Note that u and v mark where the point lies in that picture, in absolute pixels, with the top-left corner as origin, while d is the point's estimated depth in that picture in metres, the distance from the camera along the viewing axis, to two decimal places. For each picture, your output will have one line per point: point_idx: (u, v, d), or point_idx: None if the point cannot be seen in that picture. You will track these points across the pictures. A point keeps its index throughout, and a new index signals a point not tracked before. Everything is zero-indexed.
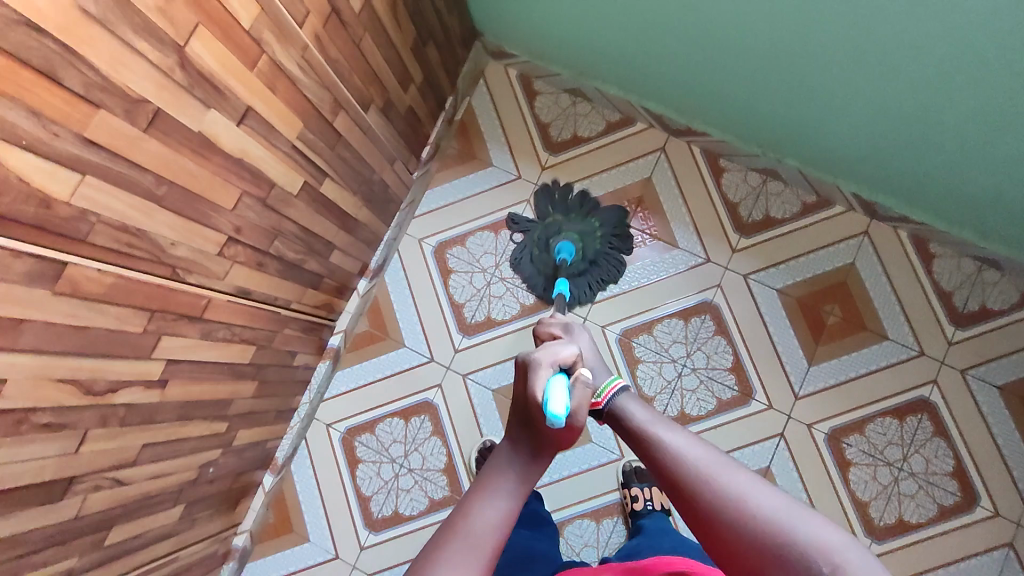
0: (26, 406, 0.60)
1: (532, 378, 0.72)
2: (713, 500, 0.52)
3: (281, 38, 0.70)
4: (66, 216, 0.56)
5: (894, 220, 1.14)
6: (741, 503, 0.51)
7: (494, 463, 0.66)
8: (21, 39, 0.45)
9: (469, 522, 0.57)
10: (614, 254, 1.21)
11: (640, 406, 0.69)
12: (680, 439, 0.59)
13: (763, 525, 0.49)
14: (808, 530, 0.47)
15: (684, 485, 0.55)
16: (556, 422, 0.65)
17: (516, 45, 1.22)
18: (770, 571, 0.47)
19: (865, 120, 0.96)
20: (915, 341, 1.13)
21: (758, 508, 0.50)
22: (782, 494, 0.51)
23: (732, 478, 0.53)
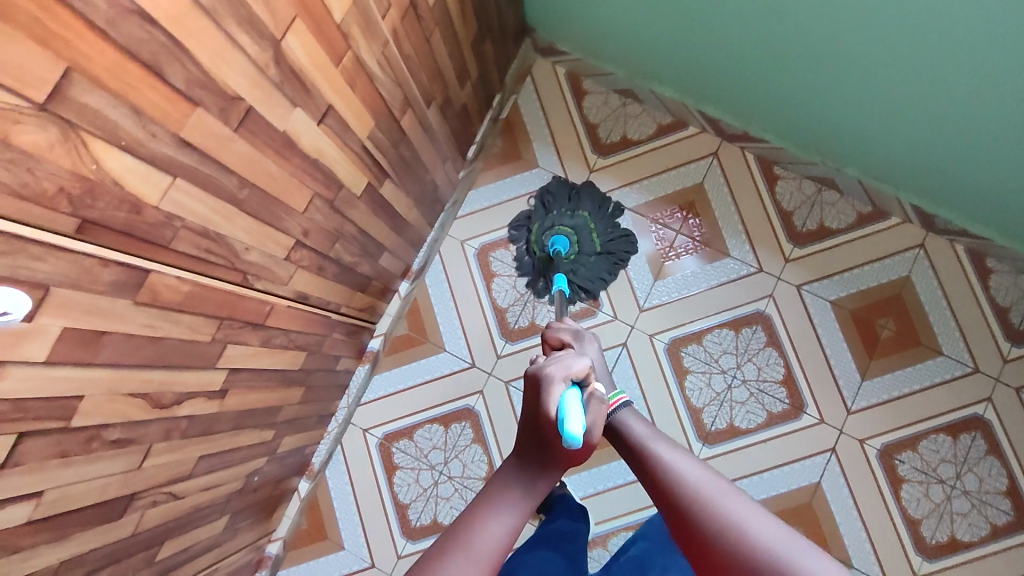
0: (98, 423, 0.56)
1: (544, 386, 0.60)
2: (713, 529, 0.45)
3: (366, 32, 0.66)
4: (154, 221, 0.51)
5: (952, 234, 1.12)
6: (746, 536, 0.44)
7: (500, 472, 0.56)
8: (132, 31, 0.41)
9: (472, 540, 0.48)
10: (611, 241, 1.19)
11: (640, 420, 0.63)
12: (678, 458, 0.52)
13: (769, 563, 0.42)
14: (819, 574, 0.40)
15: (682, 507, 0.48)
16: (572, 444, 0.55)
17: (568, 43, 1.19)
18: None
19: (940, 132, 0.92)
20: (970, 357, 1.11)
21: (763, 543, 0.43)
22: (790, 530, 0.44)
23: (737, 506, 0.46)
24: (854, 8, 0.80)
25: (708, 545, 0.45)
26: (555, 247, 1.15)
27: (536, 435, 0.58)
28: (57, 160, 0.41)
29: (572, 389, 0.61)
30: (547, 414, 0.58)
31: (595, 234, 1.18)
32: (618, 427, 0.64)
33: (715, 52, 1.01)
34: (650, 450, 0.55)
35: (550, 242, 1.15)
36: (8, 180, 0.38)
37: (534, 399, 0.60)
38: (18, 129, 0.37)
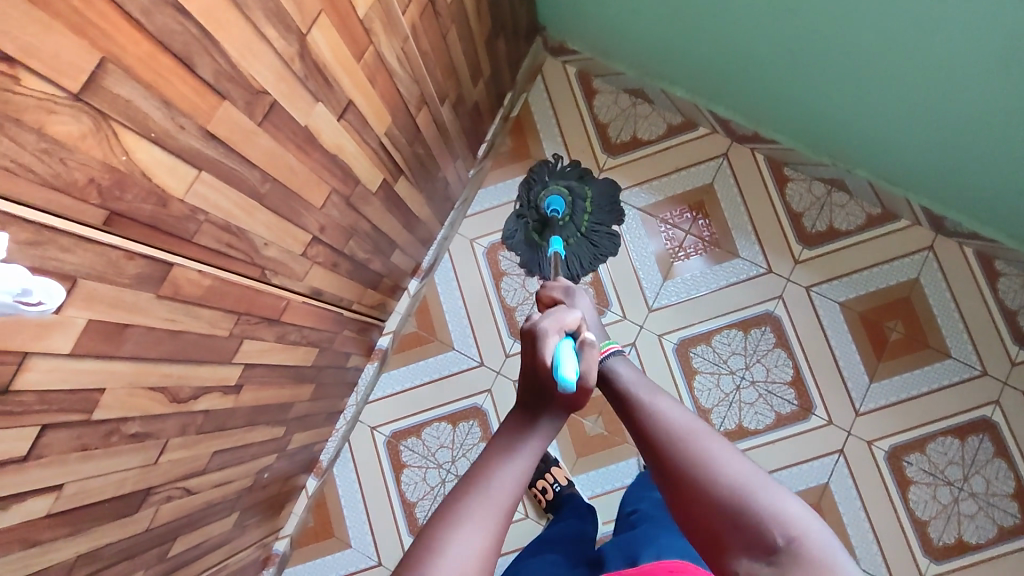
0: (118, 416, 0.56)
1: (540, 333, 0.65)
2: (685, 464, 0.51)
3: (387, 28, 0.66)
4: (179, 214, 0.51)
5: (962, 237, 1.12)
6: (713, 470, 0.49)
7: (508, 423, 0.59)
8: (165, 22, 0.41)
9: (491, 480, 0.51)
10: (600, 227, 1.20)
11: (626, 364, 0.68)
12: (659, 402, 0.58)
13: (731, 493, 0.47)
14: (774, 502, 0.46)
15: (659, 446, 0.53)
16: (566, 388, 0.60)
17: (580, 42, 1.19)
18: (730, 535, 0.47)
19: (952, 134, 0.92)
20: (978, 360, 1.12)
21: (728, 476, 0.48)
22: (754, 464, 0.49)
23: (708, 444, 0.51)
24: (869, 10, 0.80)
25: (679, 478, 0.51)
26: (551, 207, 1.18)
27: (533, 381, 0.62)
28: (88, 151, 0.40)
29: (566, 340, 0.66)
30: (543, 362, 0.62)
31: (587, 214, 1.20)
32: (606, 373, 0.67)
33: (727, 53, 1.01)
34: (633, 396, 0.60)
35: (547, 201, 1.18)
36: (41, 170, 0.38)
37: (530, 346, 0.65)
38: (53, 119, 0.37)
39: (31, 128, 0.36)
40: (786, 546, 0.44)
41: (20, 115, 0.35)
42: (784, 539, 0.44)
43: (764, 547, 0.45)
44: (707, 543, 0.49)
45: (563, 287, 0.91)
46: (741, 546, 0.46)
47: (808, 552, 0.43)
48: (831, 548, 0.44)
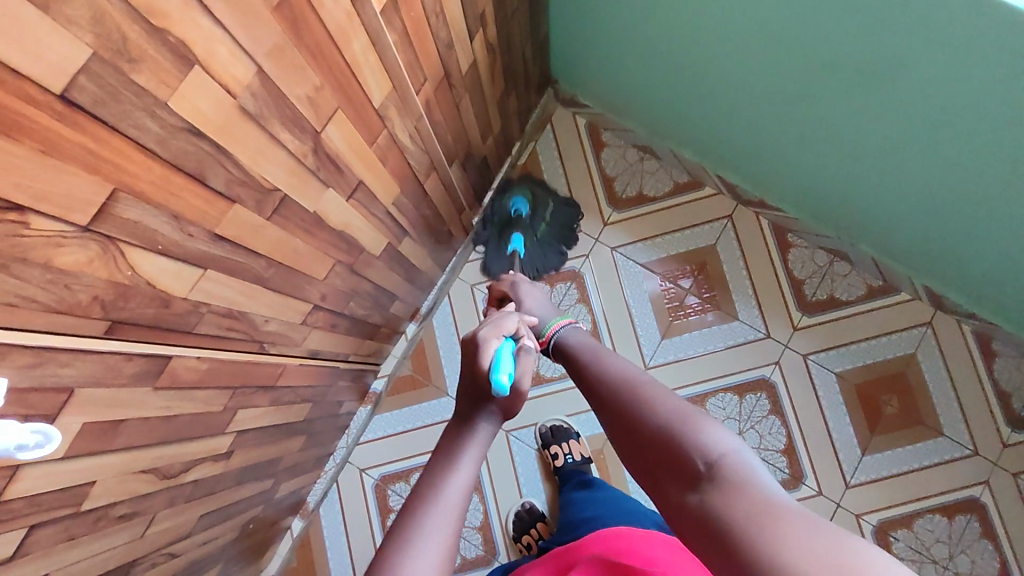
0: (107, 501, 0.55)
1: (479, 340, 0.64)
2: (622, 407, 0.52)
3: (400, 110, 0.65)
4: (181, 311, 0.51)
5: (960, 315, 1.12)
6: (644, 409, 0.50)
7: (449, 428, 0.58)
8: (180, 146, 0.40)
9: (438, 496, 0.50)
10: (557, 224, 1.23)
11: (579, 331, 0.72)
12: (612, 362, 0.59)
13: (661, 428, 0.47)
14: (704, 431, 0.45)
15: (604, 397, 0.55)
16: (500, 392, 0.59)
17: (591, 95, 1.19)
18: (664, 475, 0.45)
19: (958, 223, 0.92)
20: (970, 439, 1.12)
21: (660, 412, 0.49)
22: (689, 405, 0.49)
23: (646, 388, 0.52)
24: (873, 99, 0.81)
25: (619, 421, 0.51)
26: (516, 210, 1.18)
27: (470, 389, 0.61)
28: (93, 273, 0.40)
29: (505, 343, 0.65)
30: (480, 366, 0.61)
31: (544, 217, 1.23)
32: (559, 345, 0.72)
33: (728, 120, 1.02)
34: (585, 362, 0.62)
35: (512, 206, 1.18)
36: (45, 298, 0.37)
37: (469, 353, 0.64)
38: (60, 251, 0.36)
39: (37, 263, 0.36)
40: (710, 471, 0.43)
41: (27, 254, 0.34)
42: (705, 465, 0.43)
43: (690, 475, 0.43)
44: (646, 484, 0.47)
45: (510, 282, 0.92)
46: (671, 476, 0.45)
47: (729, 472, 0.42)
48: (760, 474, 0.42)
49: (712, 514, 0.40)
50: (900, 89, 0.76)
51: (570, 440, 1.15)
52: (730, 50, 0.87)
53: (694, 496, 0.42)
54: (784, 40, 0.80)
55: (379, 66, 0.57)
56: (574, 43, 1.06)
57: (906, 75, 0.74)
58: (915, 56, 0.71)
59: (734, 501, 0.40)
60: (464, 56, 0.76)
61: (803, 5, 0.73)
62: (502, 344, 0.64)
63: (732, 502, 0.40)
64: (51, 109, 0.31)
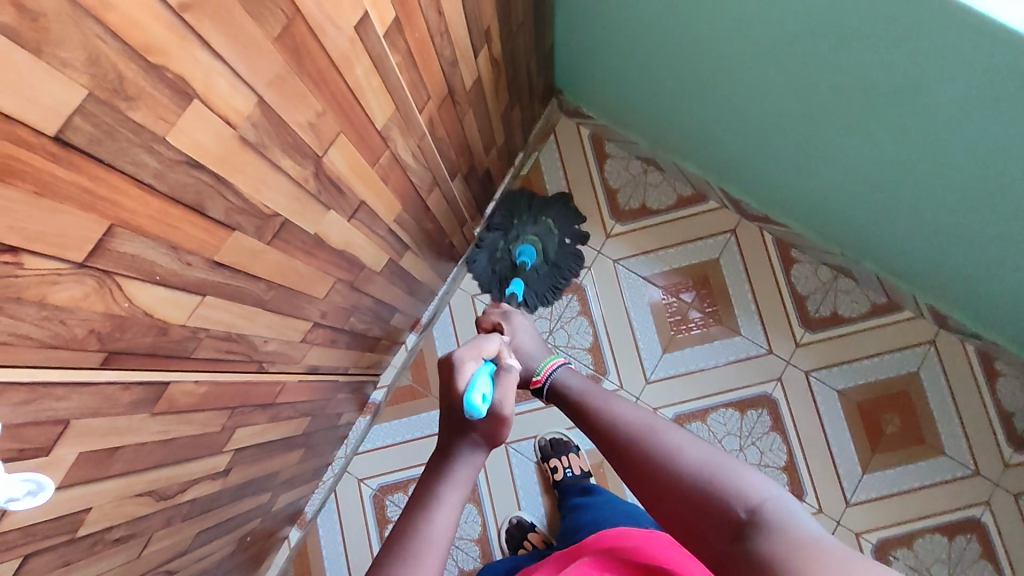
0: (103, 526, 0.55)
1: (455, 360, 0.61)
2: (648, 455, 0.52)
3: (403, 130, 0.64)
4: (179, 337, 0.50)
5: (964, 334, 1.11)
6: (670, 456, 0.51)
7: (431, 463, 0.57)
8: (179, 179, 0.40)
9: (420, 539, 0.49)
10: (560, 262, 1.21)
11: (575, 375, 0.73)
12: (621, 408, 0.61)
13: (691, 476, 0.48)
14: (737, 478, 0.47)
15: (624, 444, 0.56)
16: (475, 415, 0.57)
17: (595, 107, 1.18)
18: (700, 521, 0.46)
19: (967, 245, 0.91)
20: (972, 459, 1.11)
21: (689, 460, 0.50)
22: (716, 450, 0.51)
23: (668, 434, 0.54)
24: (879, 121, 0.80)
25: (648, 471, 0.52)
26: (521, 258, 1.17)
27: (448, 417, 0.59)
28: (89, 307, 0.39)
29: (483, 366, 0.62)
30: (456, 388, 0.59)
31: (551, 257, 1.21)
32: (557, 386, 0.72)
33: (732, 135, 1.01)
34: (597, 408, 0.63)
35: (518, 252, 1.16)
36: (40, 334, 0.37)
37: (444, 375, 0.61)
38: (55, 288, 0.36)
39: (32, 301, 0.35)
40: (750, 518, 0.44)
41: (21, 293, 0.34)
42: (746, 512, 0.44)
43: (731, 524, 0.44)
44: (684, 534, 0.48)
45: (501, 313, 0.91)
46: (711, 526, 0.46)
47: (772, 517, 0.43)
48: (799, 514, 0.44)
49: (762, 561, 0.41)
50: (911, 112, 0.75)
51: (569, 454, 1.15)
52: (737, 68, 0.86)
53: (739, 545, 0.43)
54: (792, 60, 0.79)
55: (383, 89, 0.56)
56: (579, 56, 1.05)
57: (916, 98, 0.73)
58: (923, 79, 0.70)
59: (782, 547, 0.40)
60: (468, 73, 0.75)
61: (812, 27, 0.73)
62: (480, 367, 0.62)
63: (777, 547, 0.41)
64: (46, 150, 0.30)
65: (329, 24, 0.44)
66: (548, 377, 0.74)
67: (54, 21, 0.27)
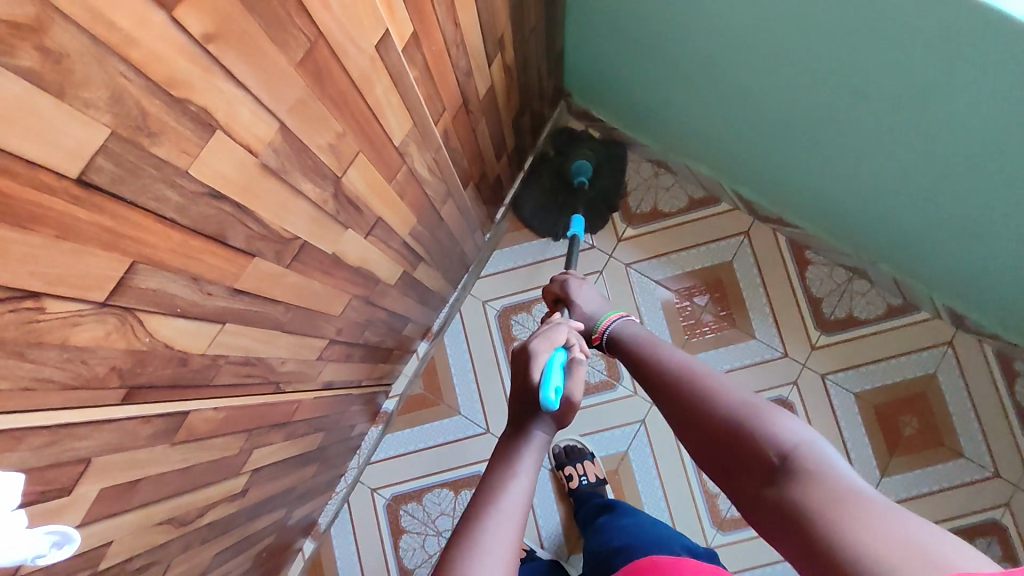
0: (124, 558, 0.53)
1: (529, 351, 0.63)
2: (687, 398, 0.51)
3: (420, 145, 0.63)
4: (199, 366, 0.49)
5: (981, 334, 1.10)
6: (710, 400, 0.50)
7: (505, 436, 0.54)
8: (201, 211, 0.38)
9: (499, 500, 0.45)
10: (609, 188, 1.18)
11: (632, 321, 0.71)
12: (667, 351, 0.59)
13: (727, 420, 0.47)
14: (774, 421, 0.45)
15: (664, 386, 0.55)
16: (547, 407, 0.56)
17: (605, 109, 1.16)
18: (737, 464, 0.46)
19: (992, 247, 0.89)
20: (991, 461, 1.10)
21: (728, 403, 0.48)
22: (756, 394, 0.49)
23: (707, 378, 0.52)
24: (899, 126, 0.79)
25: (688, 413, 0.51)
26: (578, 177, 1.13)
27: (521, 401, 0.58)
28: (111, 345, 0.38)
29: (555, 355, 0.63)
30: (531, 379, 0.60)
31: (600, 188, 1.17)
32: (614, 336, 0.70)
33: (746, 137, 1.00)
34: (640, 356, 0.62)
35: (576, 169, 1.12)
36: (62, 377, 0.35)
37: (518, 364, 0.62)
38: (76, 329, 0.34)
39: (53, 345, 0.34)
40: (784, 462, 0.42)
41: (42, 338, 0.32)
42: (779, 457, 0.43)
43: (763, 467, 0.43)
44: (719, 477, 0.47)
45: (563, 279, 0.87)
46: (745, 468, 0.45)
47: (805, 464, 0.42)
48: (834, 461, 0.42)
49: (791, 505, 0.40)
50: (938, 116, 0.73)
51: (585, 461, 1.14)
52: (754, 72, 0.85)
53: (770, 487, 0.42)
54: (811, 65, 0.78)
55: (401, 106, 0.55)
56: (589, 59, 1.04)
57: (943, 103, 0.71)
58: (947, 85, 0.69)
59: (811, 492, 0.39)
60: (482, 82, 0.74)
61: (833, 32, 0.71)
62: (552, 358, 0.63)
63: (806, 492, 0.39)
64: (68, 193, 0.29)
65: (350, 45, 0.43)
66: (606, 330, 0.73)
67: (76, 61, 0.26)
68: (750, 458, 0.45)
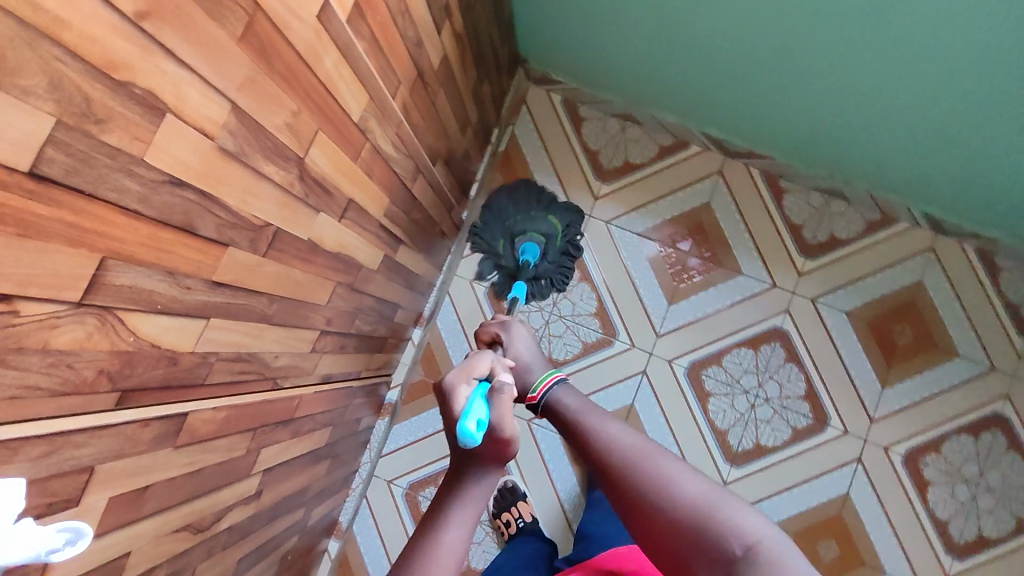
0: (146, 568, 0.53)
1: (448, 389, 0.59)
2: (645, 491, 0.51)
3: (381, 120, 0.63)
4: (190, 364, 0.49)
5: (961, 235, 1.11)
6: (669, 493, 0.50)
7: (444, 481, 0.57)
8: (164, 200, 0.38)
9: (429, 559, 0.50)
10: (562, 268, 1.16)
11: (570, 393, 0.68)
12: (609, 429, 0.59)
13: (693, 514, 0.49)
14: (735, 517, 0.48)
15: (616, 474, 0.54)
16: (469, 443, 0.55)
17: (563, 72, 1.16)
18: (701, 559, 0.47)
19: (960, 148, 0.90)
20: (986, 356, 1.12)
21: (688, 498, 0.50)
22: (713, 485, 0.51)
23: (663, 466, 0.53)
24: (848, 41, 0.79)
25: (645, 506, 0.51)
26: (525, 256, 1.12)
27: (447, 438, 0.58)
28: (94, 347, 0.38)
29: (477, 389, 0.60)
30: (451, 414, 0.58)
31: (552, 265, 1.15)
32: (552, 406, 0.67)
33: (702, 77, 1.00)
34: (584, 424, 0.61)
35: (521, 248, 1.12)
36: (50, 383, 0.35)
37: (440, 408, 0.59)
38: (55, 332, 0.34)
39: (35, 349, 0.33)
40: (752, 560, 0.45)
41: (21, 343, 0.32)
42: (743, 550, 0.46)
43: (733, 566, 0.46)
44: (668, 559, 0.49)
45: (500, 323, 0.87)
46: (704, 559, 0.47)
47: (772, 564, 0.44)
48: (793, 557, 0.45)
49: None
50: (885, 25, 0.74)
51: None
52: (700, 10, 0.85)
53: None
54: None
55: (354, 79, 0.54)
56: (538, 21, 1.03)
57: (885, 11, 0.72)
58: None
59: None
60: (434, 52, 0.73)
61: None
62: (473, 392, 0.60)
63: None
64: (23, 188, 0.29)
65: (291, 16, 0.43)
66: (546, 392, 0.70)
67: (8, 48, 0.26)
68: (716, 558, 0.47)
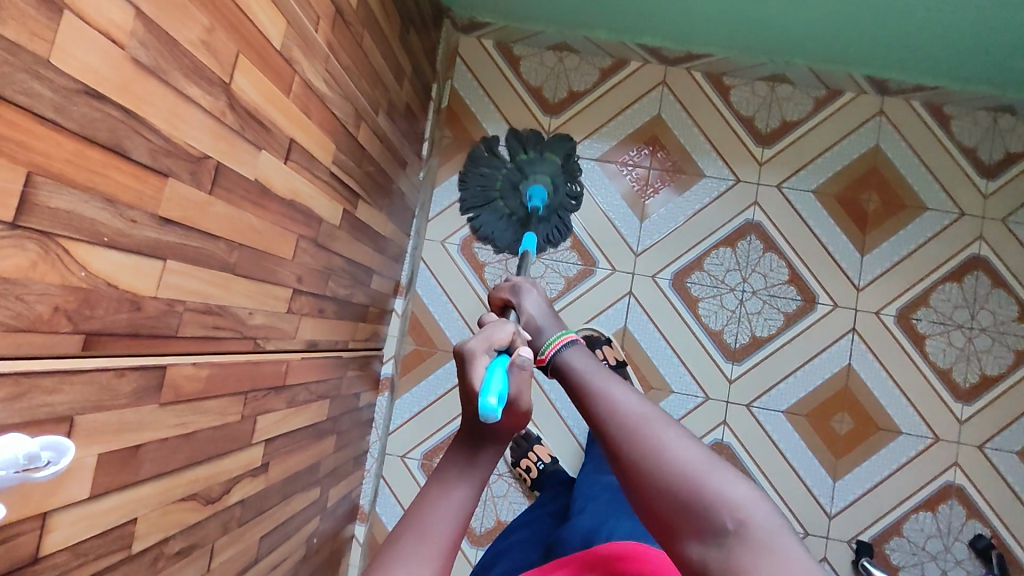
0: (158, 539, 0.52)
1: (466, 356, 0.56)
2: (637, 454, 0.44)
3: (306, 52, 0.61)
4: (157, 312, 0.47)
5: (906, 91, 1.13)
6: (660, 461, 0.43)
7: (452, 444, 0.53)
8: (84, 113, 0.36)
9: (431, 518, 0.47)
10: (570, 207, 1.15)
11: (583, 353, 0.60)
12: (609, 389, 0.51)
13: (685, 482, 0.41)
14: (730, 492, 0.40)
15: (609, 437, 0.47)
16: (491, 417, 0.51)
17: (488, 12, 1.15)
18: (686, 529, 0.40)
19: (885, 6, 0.91)
20: (952, 202, 1.13)
21: (681, 464, 0.42)
22: (712, 453, 0.44)
23: (658, 429, 0.45)
24: None
25: (634, 470, 0.44)
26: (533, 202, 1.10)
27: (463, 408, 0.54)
28: (43, 279, 0.36)
29: (495, 361, 0.56)
30: (471, 387, 0.54)
31: (561, 203, 1.14)
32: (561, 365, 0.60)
33: None
34: (587, 385, 0.53)
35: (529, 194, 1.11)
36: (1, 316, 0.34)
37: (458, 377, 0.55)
38: None
39: None
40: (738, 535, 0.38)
41: None
42: (732, 523, 0.39)
43: (718, 539, 0.39)
44: (651, 524, 0.43)
45: (510, 286, 0.79)
46: (691, 530, 0.40)
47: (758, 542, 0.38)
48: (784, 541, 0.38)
49: None
50: None
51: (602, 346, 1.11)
52: None
53: (717, 556, 0.39)
54: None
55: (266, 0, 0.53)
56: None
57: None
58: None
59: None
60: None
61: None
62: (492, 362, 0.56)
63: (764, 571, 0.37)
64: None
65: None
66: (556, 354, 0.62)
67: None
68: (701, 530, 0.40)
